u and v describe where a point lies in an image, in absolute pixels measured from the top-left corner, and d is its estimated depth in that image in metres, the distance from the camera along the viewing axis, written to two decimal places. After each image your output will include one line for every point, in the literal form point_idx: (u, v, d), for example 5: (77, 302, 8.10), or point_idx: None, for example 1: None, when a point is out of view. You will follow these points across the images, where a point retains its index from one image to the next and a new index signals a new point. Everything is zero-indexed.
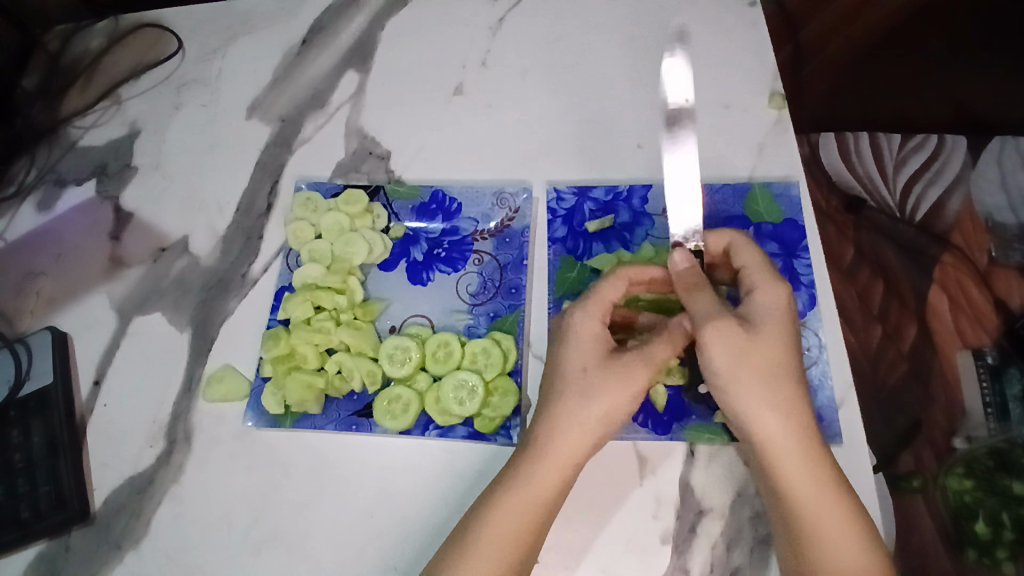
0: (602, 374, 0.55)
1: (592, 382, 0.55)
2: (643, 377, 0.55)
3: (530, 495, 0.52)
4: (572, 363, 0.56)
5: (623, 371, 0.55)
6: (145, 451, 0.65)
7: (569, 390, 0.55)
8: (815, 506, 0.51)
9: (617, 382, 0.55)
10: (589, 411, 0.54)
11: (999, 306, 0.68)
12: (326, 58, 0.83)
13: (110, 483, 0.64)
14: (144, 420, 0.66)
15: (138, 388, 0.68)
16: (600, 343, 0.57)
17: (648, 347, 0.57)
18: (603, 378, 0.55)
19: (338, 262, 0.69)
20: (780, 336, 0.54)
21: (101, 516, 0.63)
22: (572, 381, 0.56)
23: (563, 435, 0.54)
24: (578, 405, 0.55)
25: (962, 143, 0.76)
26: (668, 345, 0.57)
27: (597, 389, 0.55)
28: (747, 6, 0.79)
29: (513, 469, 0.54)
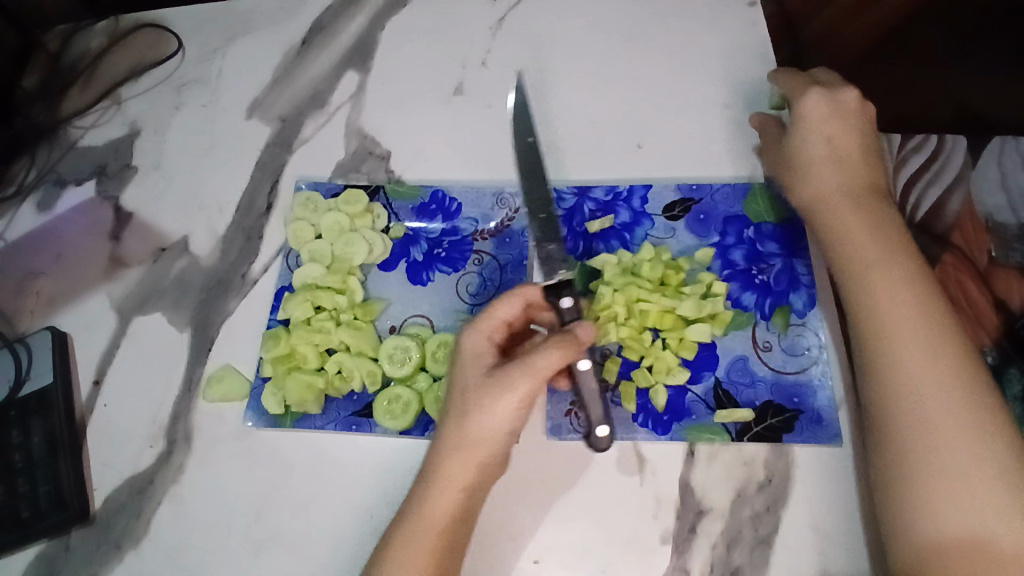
0: (479, 391, 0.51)
1: (472, 400, 0.51)
2: (522, 391, 0.51)
3: (421, 524, 0.50)
4: (458, 381, 0.53)
5: (497, 387, 0.51)
6: (146, 451, 0.65)
7: (451, 413, 0.52)
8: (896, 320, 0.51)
9: (491, 401, 0.51)
10: (472, 427, 0.51)
11: (999, 306, 0.67)
12: (326, 59, 0.83)
13: (111, 483, 0.64)
14: (144, 420, 0.66)
15: (139, 387, 0.68)
16: (483, 358, 0.53)
17: (528, 358, 0.52)
18: (479, 396, 0.51)
19: (338, 262, 0.69)
20: (840, 154, 0.60)
21: (101, 516, 0.63)
22: (456, 401, 0.52)
23: (450, 460, 0.51)
24: (458, 424, 0.51)
25: (962, 143, 0.75)
26: (554, 352, 0.52)
27: (475, 408, 0.51)
28: (747, 6, 0.79)
29: (412, 503, 0.51)
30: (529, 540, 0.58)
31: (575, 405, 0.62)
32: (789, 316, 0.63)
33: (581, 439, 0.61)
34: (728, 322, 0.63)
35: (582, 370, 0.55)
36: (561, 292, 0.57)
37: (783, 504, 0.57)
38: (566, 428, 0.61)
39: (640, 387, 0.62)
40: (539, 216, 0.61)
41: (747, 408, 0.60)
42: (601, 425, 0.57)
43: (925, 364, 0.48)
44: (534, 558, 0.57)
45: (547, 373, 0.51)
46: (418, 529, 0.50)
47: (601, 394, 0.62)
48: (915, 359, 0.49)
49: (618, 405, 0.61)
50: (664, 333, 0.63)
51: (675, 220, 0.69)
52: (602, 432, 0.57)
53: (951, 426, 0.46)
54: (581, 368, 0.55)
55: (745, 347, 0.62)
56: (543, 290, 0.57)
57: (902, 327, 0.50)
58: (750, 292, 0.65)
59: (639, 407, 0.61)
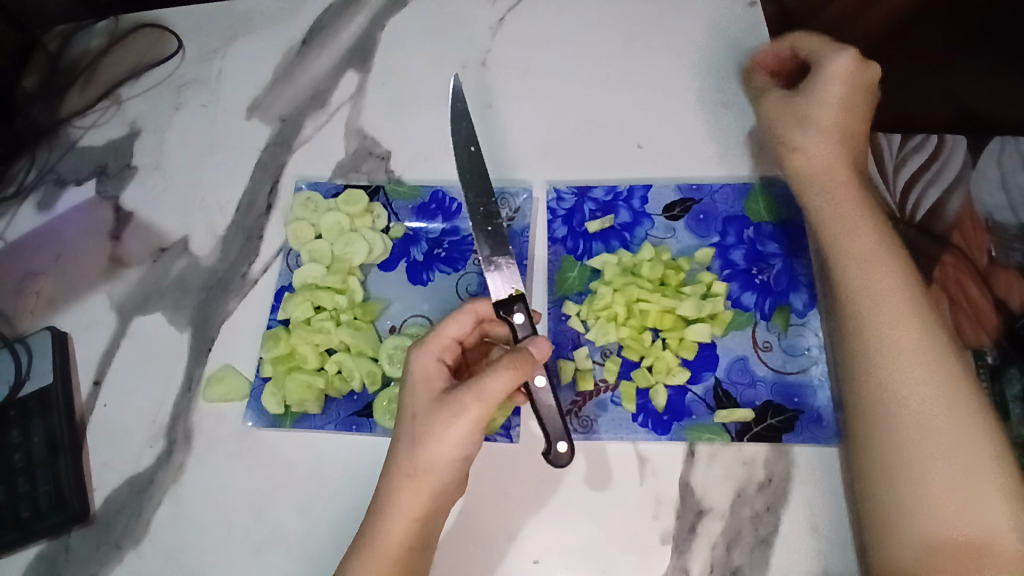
0: (428, 419, 0.51)
1: (423, 427, 0.51)
2: (473, 415, 0.50)
3: (375, 557, 0.49)
4: (408, 410, 0.52)
5: (448, 414, 0.50)
6: (146, 450, 0.65)
7: (400, 442, 0.52)
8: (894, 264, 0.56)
9: (442, 428, 0.50)
10: (422, 458, 0.50)
11: (999, 306, 0.67)
12: (326, 58, 0.83)
13: (110, 483, 0.64)
14: (144, 420, 0.66)
15: (140, 387, 0.68)
16: (432, 383, 0.53)
17: (477, 381, 0.51)
18: (430, 424, 0.51)
19: (338, 262, 0.69)
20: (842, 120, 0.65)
21: (101, 516, 0.63)
22: (407, 429, 0.52)
23: (399, 489, 0.51)
24: (407, 454, 0.51)
25: (962, 144, 0.75)
26: (502, 375, 0.50)
27: (426, 438, 0.50)
28: (747, 5, 0.79)
29: (367, 528, 0.51)
30: (529, 540, 0.58)
31: (575, 405, 0.62)
32: (789, 316, 0.63)
33: (581, 439, 0.61)
34: (728, 322, 0.63)
35: (539, 387, 0.54)
36: (512, 308, 0.56)
37: (783, 504, 0.57)
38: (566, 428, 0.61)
39: (640, 387, 0.62)
40: (485, 227, 0.59)
41: (747, 408, 0.60)
42: (560, 440, 0.54)
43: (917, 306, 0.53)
44: (534, 558, 0.57)
45: (499, 396, 0.50)
46: (373, 556, 0.50)
47: (601, 395, 0.62)
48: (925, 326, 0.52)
49: (618, 405, 0.61)
50: (664, 333, 0.63)
51: (675, 220, 0.69)
52: (561, 447, 0.54)
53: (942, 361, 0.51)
54: (537, 386, 0.54)
55: (745, 347, 0.62)
56: (494, 305, 0.56)
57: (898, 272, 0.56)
58: (750, 292, 0.65)
59: (639, 407, 0.61)
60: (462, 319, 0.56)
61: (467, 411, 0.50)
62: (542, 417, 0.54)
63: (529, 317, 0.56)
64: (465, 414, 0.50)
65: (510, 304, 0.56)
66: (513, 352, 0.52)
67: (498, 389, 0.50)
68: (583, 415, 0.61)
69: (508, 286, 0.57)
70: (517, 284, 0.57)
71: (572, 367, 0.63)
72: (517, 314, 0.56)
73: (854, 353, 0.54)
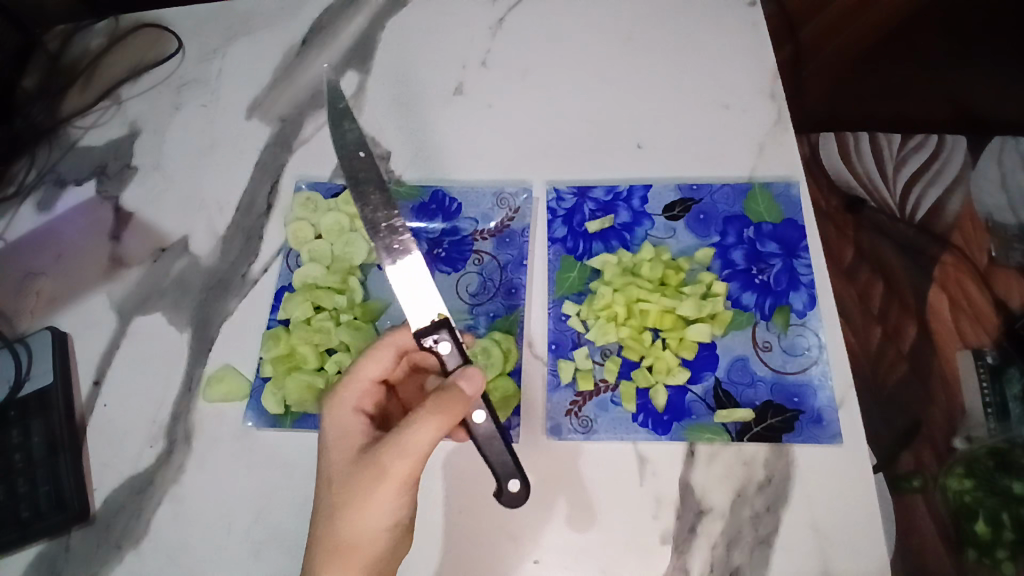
0: (346, 485, 0.49)
1: (340, 495, 0.49)
2: (393, 474, 0.48)
3: None
4: (328, 476, 0.51)
5: (367, 475, 0.49)
6: (147, 449, 0.65)
7: (323, 512, 0.51)
8: None
9: (361, 492, 0.49)
10: (343, 529, 0.49)
11: (999, 306, 0.67)
12: (326, 58, 0.83)
13: (111, 483, 0.64)
14: (144, 419, 0.66)
15: (141, 387, 0.68)
16: (353, 440, 0.52)
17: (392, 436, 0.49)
18: (348, 490, 0.49)
19: (338, 262, 0.69)
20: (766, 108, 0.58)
21: (102, 516, 0.63)
22: (327, 498, 0.51)
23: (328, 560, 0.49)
24: (330, 526, 0.50)
25: (962, 144, 0.75)
26: (420, 426, 0.48)
27: (345, 505, 0.49)
28: (747, 6, 0.79)
29: None
30: (529, 541, 0.58)
31: (575, 405, 0.62)
32: (789, 316, 0.63)
33: (581, 439, 0.61)
34: (728, 322, 0.63)
35: (479, 423, 0.51)
36: (436, 337, 0.51)
37: (783, 504, 0.57)
38: (566, 428, 0.61)
39: (640, 387, 0.62)
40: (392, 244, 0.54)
41: (747, 408, 0.60)
42: (511, 478, 0.51)
43: None
44: (534, 559, 0.57)
45: (418, 447, 0.48)
46: None
47: (601, 395, 0.62)
48: None
49: (618, 405, 0.61)
50: (664, 333, 0.63)
51: (675, 220, 0.69)
52: (514, 485, 0.51)
53: None
54: (478, 424, 0.51)
55: (745, 347, 0.62)
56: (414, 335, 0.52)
57: None
58: (750, 292, 0.65)
59: (639, 407, 0.61)
60: (379, 357, 0.56)
61: (387, 469, 0.48)
62: (490, 456, 0.51)
63: (457, 345, 0.52)
64: (387, 472, 0.48)
65: (431, 333, 0.51)
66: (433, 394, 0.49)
67: (416, 441, 0.48)
68: (583, 415, 0.61)
69: (431, 310, 0.52)
70: (440, 307, 0.52)
71: (572, 367, 0.63)
72: (440, 338, 0.51)
73: None
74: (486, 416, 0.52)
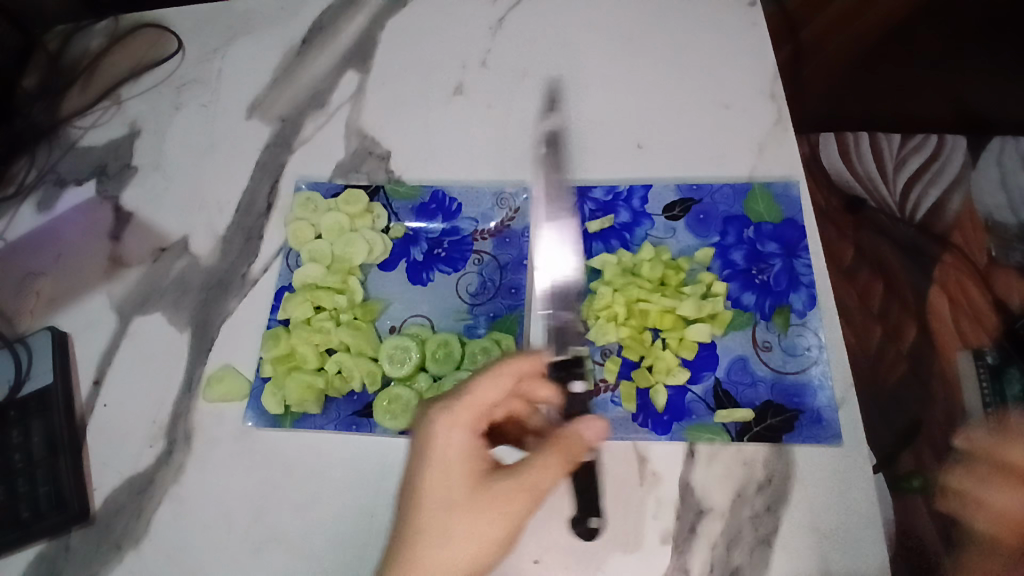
0: (472, 514, 0.48)
1: (450, 521, 0.48)
2: (514, 509, 0.49)
3: None
4: (434, 498, 0.48)
5: (496, 505, 0.48)
6: (148, 449, 0.65)
7: (428, 538, 0.48)
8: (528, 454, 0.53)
9: (481, 522, 0.48)
10: (441, 557, 0.48)
11: (999, 307, 0.67)
12: (326, 58, 0.83)
13: (111, 483, 0.64)
14: (144, 419, 0.66)
15: (142, 387, 0.68)
16: (470, 465, 0.49)
17: (520, 470, 0.49)
18: (474, 517, 0.48)
19: (338, 262, 0.69)
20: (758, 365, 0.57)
21: (102, 516, 0.62)
22: (428, 521, 0.48)
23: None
24: (425, 550, 0.48)
25: (962, 143, 0.75)
26: (552, 465, 0.50)
27: (464, 531, 0.48)
28: (747, 6, 0.80)
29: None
30: (529, 541, 0.58)
31: None
32: (789, 316, 0.63)
33: None
34: (728, 323, 0.63)
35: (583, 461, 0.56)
36: (573, 375, 0.58)
37: (783, 504, 0.57)
38: None
39: (641, 387, 0.62)
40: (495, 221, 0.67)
41: (747, 408, 0.60)
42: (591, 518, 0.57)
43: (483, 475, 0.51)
44: (534, 558, 0.57)
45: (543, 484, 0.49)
46: None
47: (601, 394, 0.62)
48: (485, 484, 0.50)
49: (618, 405, 0.61)
50: (665, 333, 0.63)
51: (675, 220, 0.69)
52: (592, 523, 0.57)
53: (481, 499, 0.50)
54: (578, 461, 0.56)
55: (745, 347, 0.62)
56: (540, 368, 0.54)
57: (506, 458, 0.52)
58: (750, 292, 0.65)
59: (639, 407, 0.61)
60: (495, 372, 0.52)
61: (516, 502, 0.49)
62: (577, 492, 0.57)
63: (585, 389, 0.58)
64: (513, 505, 0.49)
65: (577, 376, 0.57)
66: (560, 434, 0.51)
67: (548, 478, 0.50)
68: None
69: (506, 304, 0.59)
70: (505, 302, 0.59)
71: None
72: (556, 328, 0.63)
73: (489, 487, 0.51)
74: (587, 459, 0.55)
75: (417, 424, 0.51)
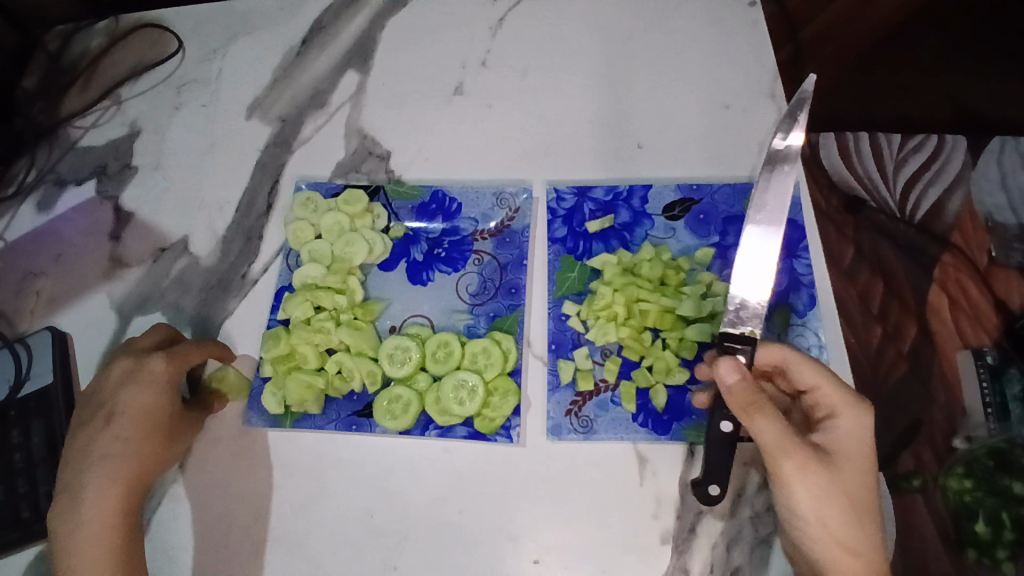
0: (103, 428, 0.57)
1: (101, 429, 0.57)
2: (126, 435, 0.57)
3: (81, 522, 0.54)
4: (108, 416, 0.57)
5: (107, 424, 0.57)
6: (130, 460, 0.56)
7: (88, 444, 0.56)
8: (135, 411, 0.58)
9: (110, 438, 0.56)
10: (95, 462, 0.55)
11: (999, 306, 0.67)
12: (326, 58, 0.82)
13: (83, 497, 0.54)
14: (127, 425, 0.57)
15: (120, 392, 0.58)
16: (133, 401, 0.58)
17: (127, 407, 0.58)
18: (102, 431, 0.57)
19: (338, 262, 0.69)
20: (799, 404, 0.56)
21: (72, 533, 0.54)
22: (109, 432, 0.57)
23: (69, 469, 0.56)
24: (93, 448, 0.56)
25: (962, 143, 0.74)
26: (140, 398, 0.58)
27: (98, 442, 0.56)
28: (747, 5, 0.79)
29: (68, 497, 0.55)
30: (529, 541, 0.58)
31: (575, 405, 0.62)
32: (789, 317, 0.65)
33: (581, 439, 0.61)
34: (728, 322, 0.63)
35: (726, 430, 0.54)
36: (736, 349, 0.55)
37: None
38: (566, 429, 0.61)
39: (640, 387, 0.62)
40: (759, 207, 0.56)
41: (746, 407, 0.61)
42: (712, 483, 0.55)
43: (134, 413, 0.58)
44: (534, 558, 0.58)
45: (99, 415, 0.58)
46: (86, 527, 0.54)
47: (601, 394, 0.62)
48: (130, 423, 0.57)
49: (618, 405, 0.61)
50: (664, 333, 0.63)
51: (675, 220, 0.69)
52: (713, 489, 0.55)
53: (119, 447, 0.56)
54: (721, 429, 0.54)
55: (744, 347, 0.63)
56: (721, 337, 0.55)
57: (133, 426, 0.57)
58: None
59: (639, 407, 0.61)
60: (727, 366, 0.52)
61: (112, 427, 0.57)
62: (711, 455, 0.55)
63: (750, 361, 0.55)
64: (107, 427, 0.57)
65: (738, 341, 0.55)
66: (133, 383, 0.58)
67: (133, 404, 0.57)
68: (583, 415, 0.61)
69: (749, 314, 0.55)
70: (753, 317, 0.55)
71: (573, 367, 0.63)
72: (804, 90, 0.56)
73: (107, 429, 0.57)
74: (731, 426, 0.54)
75: (151, 368, 0.59)
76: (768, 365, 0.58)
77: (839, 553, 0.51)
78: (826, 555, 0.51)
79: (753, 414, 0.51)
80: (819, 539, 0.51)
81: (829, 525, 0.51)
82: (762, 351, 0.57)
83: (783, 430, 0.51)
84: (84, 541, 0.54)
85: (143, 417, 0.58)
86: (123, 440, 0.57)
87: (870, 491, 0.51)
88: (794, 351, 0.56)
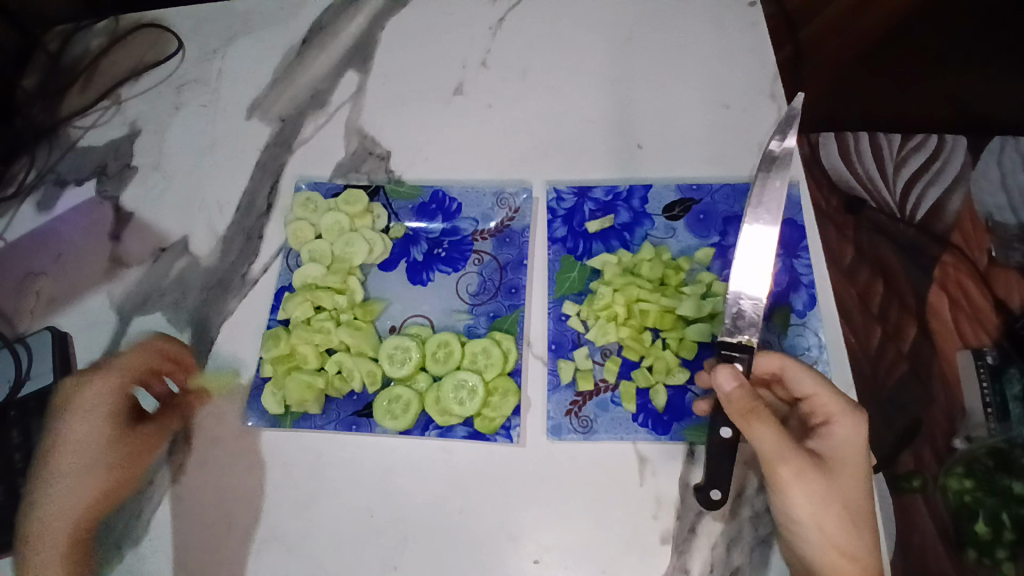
0: (71, 438, 0.63)
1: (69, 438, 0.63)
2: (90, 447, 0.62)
3: (49, 522, 0.61)
4: (76, 428, 0.63)
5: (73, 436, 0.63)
6: (87, 475, 0.61)
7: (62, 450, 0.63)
8: (99, 426, 0.63)
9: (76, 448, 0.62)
10: (65, 468, 0.62)
11: (999, 306, 0.67)
12: (326, 58, 0.82)
13: (48, 499, 0.61)
14: (89, 437, 0.62)
15: (86, 406, 0.63)
16: (98, 417, 0.63)
17: (88, 422, 0.63)
18: (71, 440, 0.63)
19: (338, 262, 0.69)
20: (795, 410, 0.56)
21: (38, 533, 0.61)
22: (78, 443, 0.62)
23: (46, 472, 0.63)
24: (63, 455, 0.63)
25: (962, 143, 0.75)
26: (100, 414, 0.63)
27: (67, 450, 0.63)
28: (747, 6, 0.79)
29: (38, 499, 0.62)
30: (529, 541, 0.58)
31: (575, 405, 0.62)
32: (789, 316, 0.65)
33: (580, 439, 0.61)
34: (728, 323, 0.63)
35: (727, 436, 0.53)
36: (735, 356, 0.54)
37: None
38: (566, 429, 0.61)
39: (640, 387, 0.62)
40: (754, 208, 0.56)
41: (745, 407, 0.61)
42: (714, 487, 0.54)
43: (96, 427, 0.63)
44: (534, 558, 0.58)
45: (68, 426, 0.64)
46: (52, 527, 0.61)
47: (601, 394, 0.62)
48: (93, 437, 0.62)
49: (618, 405, 0.61)
50: (664, 333, 0.63)
51: (675, 220, 0.69)
52: (715, 494, 0.54)
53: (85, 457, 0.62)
54: (722, 436, 0.54)
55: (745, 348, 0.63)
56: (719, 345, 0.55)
57: (95, 439, 0.62)
58: None
59: (639, 407, 0.61)
60: (725, 374, 0.51)
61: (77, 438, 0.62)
62: (711, 459, 0.54)
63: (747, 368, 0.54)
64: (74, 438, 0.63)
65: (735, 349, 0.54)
66: (97, 399, 0.64)
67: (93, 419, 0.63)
68: (583, 415, 0.61)
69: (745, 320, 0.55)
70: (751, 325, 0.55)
71: (572, 367, 0.63)
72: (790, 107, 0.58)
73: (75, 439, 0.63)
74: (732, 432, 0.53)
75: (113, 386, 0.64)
76: (766, 373, 0.58)
77: (835, 557, 0.51)
78: (822, 559, 0.51)
79: (751, 421, 0.50)
80: (815, 542, 0.52)
81: (824, 528, 0.51)
82: (760, 359, 0.56)
83: (780, 437, 0.51)
84: (52, 538, 0.61)
85: (105, 431, 0.63)
86: (86, 452, 0.62)
87: (863, 496, 0.52)
88: (791, 359, 0.55)
